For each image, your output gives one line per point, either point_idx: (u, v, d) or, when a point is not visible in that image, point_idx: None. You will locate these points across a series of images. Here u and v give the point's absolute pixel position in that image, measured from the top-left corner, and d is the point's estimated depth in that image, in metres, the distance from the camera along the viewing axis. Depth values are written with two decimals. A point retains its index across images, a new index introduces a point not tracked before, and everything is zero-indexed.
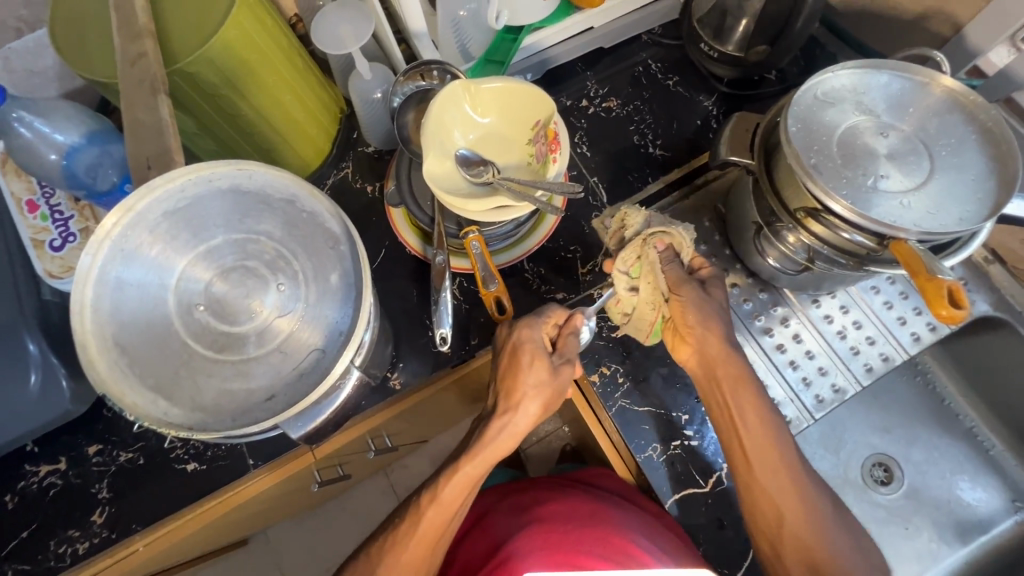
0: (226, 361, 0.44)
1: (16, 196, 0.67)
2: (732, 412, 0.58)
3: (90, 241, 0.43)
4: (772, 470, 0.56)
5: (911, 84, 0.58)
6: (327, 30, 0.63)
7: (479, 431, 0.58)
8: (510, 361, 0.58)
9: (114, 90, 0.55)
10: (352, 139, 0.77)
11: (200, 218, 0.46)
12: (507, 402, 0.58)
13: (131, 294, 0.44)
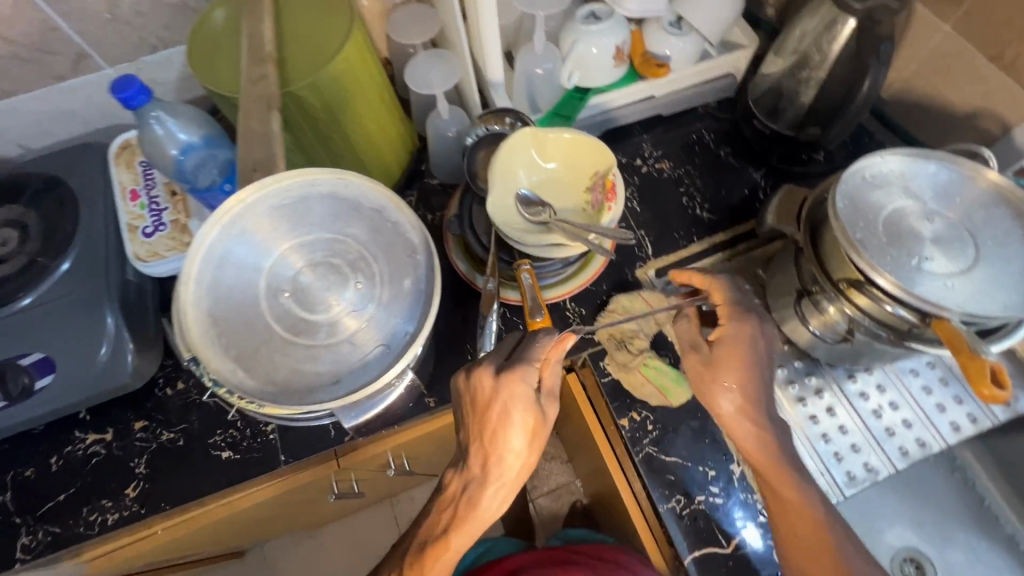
0: (302, 343, 0.49)
1: (123, 185, 0.76)
2: (793, 527, 0.54)
3: (205, 221, 0.48)
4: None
5: (959, 175, 0.61)
6: (418, 73, 0.71)
7: (462, 500, 0.52)
8: (494, 424, 0.50)
9: (231, 102, 0.63)
10: (420, 171, 0.83)
11: (302, 215, 0.51)
12: (499, 465, 0.50)
13: (231, 273, 0.49)
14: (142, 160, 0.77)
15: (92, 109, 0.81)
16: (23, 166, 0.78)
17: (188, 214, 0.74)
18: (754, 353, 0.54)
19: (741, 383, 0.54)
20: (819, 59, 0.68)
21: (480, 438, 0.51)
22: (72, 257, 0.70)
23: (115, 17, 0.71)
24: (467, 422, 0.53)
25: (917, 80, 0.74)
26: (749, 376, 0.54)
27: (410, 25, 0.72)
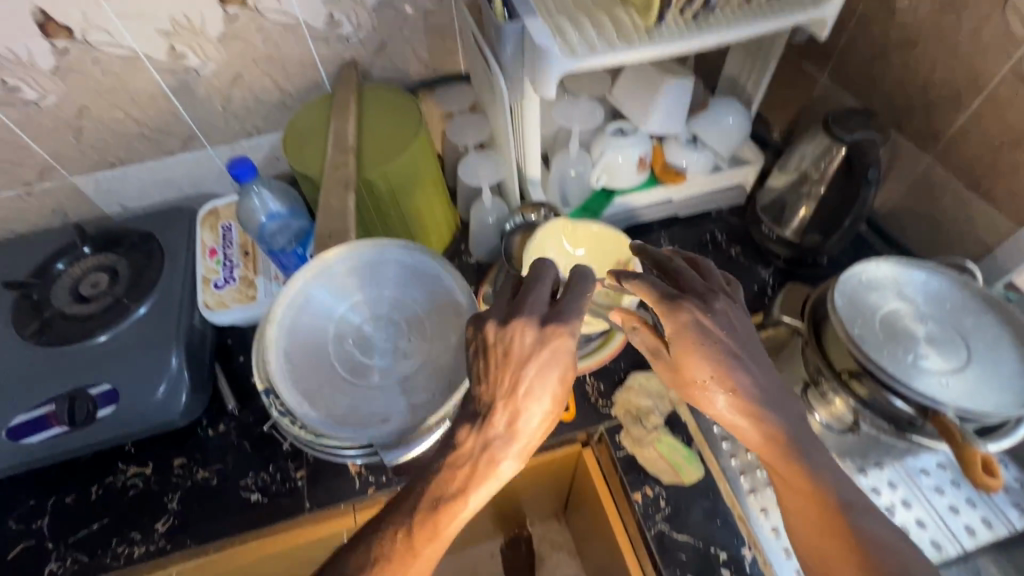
0: (359, 385, 0.59)
1: (204, 244, 0.87)
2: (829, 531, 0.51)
3: (294, 275, 0.60)
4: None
5: (948, 283, 0.67)
6: (469, 169, 0.83)
7: (489, 455, 0.49)
8: (530, 379, 0.50)
9: (311, 181, 0.75)
10: (459, 250, 0.93)
11: (373, 275, 0.63)
12: (520, 420, 0.49)
13: (309, 319, 0.61)
14: (224, 224, 0.90)
15: (187, 179, 0.95)
16: (124, 223, 0.90)
17: (256, 271, 0.85)
18: (704, 342, 0.53)
19: (711, 376, 0.53)
20: (817, 176, 0.78)
21: (513, 388, 0.50)
22: (150, 302, 0.79)
23: (226, 109, 0.87)
24: (491, 372, 0.51)
25: (908, 198, 0.83)
26: (713, 369, 0.53)
27: (464, 130, 0.86)
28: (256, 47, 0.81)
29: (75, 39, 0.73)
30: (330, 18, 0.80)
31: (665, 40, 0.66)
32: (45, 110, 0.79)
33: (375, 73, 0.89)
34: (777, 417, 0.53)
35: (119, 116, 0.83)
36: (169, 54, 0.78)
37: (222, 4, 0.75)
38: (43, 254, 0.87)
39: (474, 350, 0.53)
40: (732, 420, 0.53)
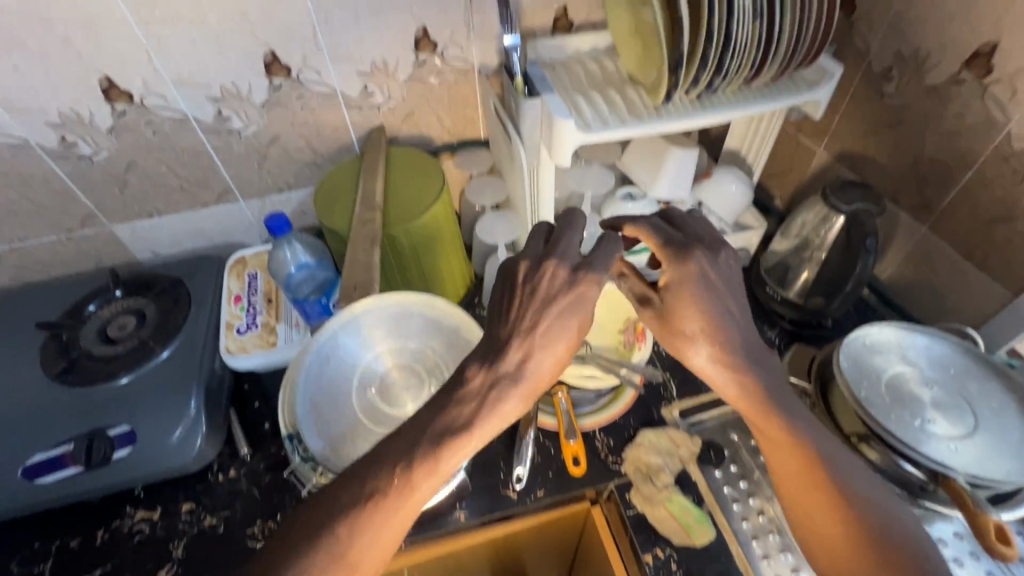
0: (377, 431, 0.64)
1: (229, 291, 0.91)
2: (811, 479, 0.54)
3: (322, 325, 0.65)
4: (869, 558, 0.51)
5: (951, 347, 0.69)
6: (485, 227, 0.88)
7: (493, 391, 0.51)
8: (551, 318, 0.53)
9: (338, 236, 0.80)
10: (473, 303, 0.96)
11: (395, 326, 0.68)
12: (533, 357, 0.52)
13: (334, 368, 0.66)
14: (250, 272, 0.94)
15: (218, 229, 1.00)
16: (155, 269, 0.95)
17: (277, 318, 0.88)
18: (705, 294, 0.57)
19: (708, 327, 0.57)
20: (819, 242, 0.82)
21: (533, 327, 0.53)
22: (174, 346, 0.82)
23: (261, 166, 0.93)
24: (510, 309, 0.54)
25: (907, 264, 0.86)
26: (712, 322, 0.57)
27: (483, 190, 0.91)
28: (295, 112, 0.87)
29: (133, 103, 0.80)
30: (364, 89, 0.87)
31: (672, 116, 0.72)
32: (96, 164, 0.86)
33: (401, 137, 0.96)
34: (760, 368, 0.57)
35: (163, 171, 0.89)
36: (215, 117, 0.85)
37: (269, 75, 0.82)
38: (76, 296, 0.91)
39: (497, 289, 0.57)
40: (729, 369, 0.57)
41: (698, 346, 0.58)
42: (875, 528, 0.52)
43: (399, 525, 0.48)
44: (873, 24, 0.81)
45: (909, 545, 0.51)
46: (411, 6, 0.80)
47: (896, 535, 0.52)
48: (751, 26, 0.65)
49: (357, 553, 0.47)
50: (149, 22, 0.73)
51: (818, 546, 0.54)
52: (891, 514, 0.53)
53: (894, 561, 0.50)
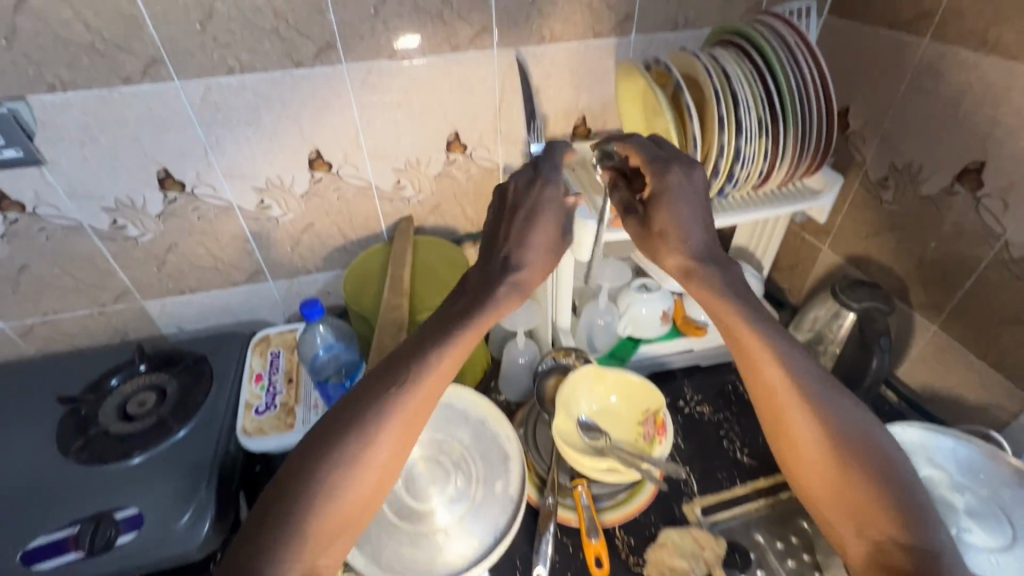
0: (406, 528, 0.63)
1: (252, 369, 0.92)
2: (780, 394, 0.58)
3: None
4: (834, 458, 0.55)
5: (981, 453, 0.68)
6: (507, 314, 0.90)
7: (490, 299, 0.58)
8: (525, 221, 0.62)
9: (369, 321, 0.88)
10: (489, 387, 0.97)
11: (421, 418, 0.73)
12: (515, 256, 0.60)
13: None
14: (273, 350, 0.96)
15: (244, 306, 1.03)
16: (179, 345, 0.97)
17: (297, 399, 0.89)
18: (681, 201, 0.62)
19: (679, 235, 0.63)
20: (833, 337, 0.86)
21: (509, 234, 0.61)
22: (192, 425, 0.82)
23: (293, 250, 0.98)
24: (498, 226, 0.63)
25: (921, 361, 0.87)
26: (682, 232, 0.63)
27: None
28: (331, 203, 0.94)
29: (184, 191, 0.86)
30: (397, 183, 0.94)
31: None
32: (140, 244, 0.91)
33: (427, 226, 1.02)
34: (725, 277, 0.62)
35: (202, 253, 0.94)
36: (257, 205, 0.91)
37: (311, 170, 0.89)
38: (100, 371, 0.93)
39: (492, 217, 0.65)
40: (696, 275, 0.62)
41: (671, 254, 0.63)
42: (845, 430, 0.55)
43: (417, 408, 0.54)
44: (866, 138, 0.88)
45: (875, 442, 0.55)
46: (446, 114, 0.88)
47: (862, 434, 0.55)
48: (758, 142, 0.71)
49: (382, 437, 0.52)
50: (211, 125, 0.81)
51: (791, 453, 0.58)
52: (860, 417, 0.57)
53: (861, 458, 0.54)
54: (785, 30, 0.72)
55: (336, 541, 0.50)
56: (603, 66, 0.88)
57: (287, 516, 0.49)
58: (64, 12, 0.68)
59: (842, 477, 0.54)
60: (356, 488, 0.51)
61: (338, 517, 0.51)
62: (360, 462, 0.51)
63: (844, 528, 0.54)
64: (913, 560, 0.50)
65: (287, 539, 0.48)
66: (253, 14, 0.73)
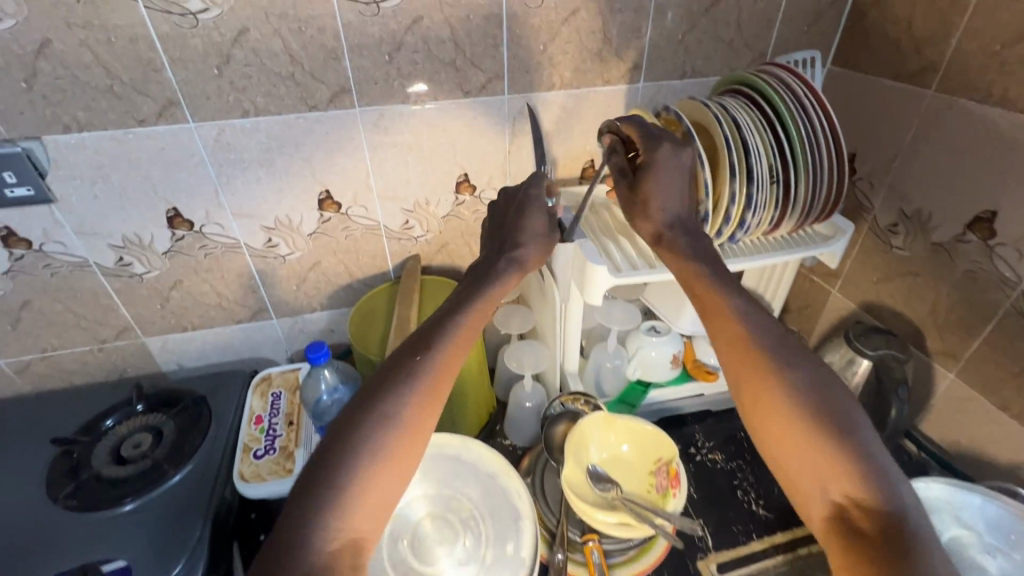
0: None
1: (252, 410, 0.90)
2: (745, 351, 0.56)
3: None
4: (795, 415, 0.52)
5: (1010, 511, 0.64)
6: (516, 357, 0.89)
7: (497, 278, 0.62)
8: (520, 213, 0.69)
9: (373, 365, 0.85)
10: (494, 430, 0.94)
11: (430, 472, 0.72)
12: (513, 241, 0.66)
13: None
14: (274, 391, 0.93)
15: (246, 344, 1.02)
16: (178, 384, 0.94)
17: (297, 442, 0.86)
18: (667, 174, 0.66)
19: (654, 203, 0.67)
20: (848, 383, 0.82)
21: (506, 224, 0.69)
22: (188, 469, 0.79)
23: (299, 288, 0.97)
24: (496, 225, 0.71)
25: (939, 410, 0.85)
26: (655, 200, 0.68)
27: (509, 319, 0.93)
28: (338, 242, 0.93)
29: (192, 230, 0.86)
30: (406, 223, 0.94)
31: None
32: (145, 282, 0.90)
33: (434, 265, 1.01)
34: (692, 241, 0.66)
35: (207, 290, 0.93)
36: (264, 244, 0.90)
37: (321, 210, 0.89)
38: (96, 410, 0.90)
39: (490, 221, 0.72)
40: (666, 239, 0.66)
41: (646, 221, 0.68)
42: (810, 387, 0.53)
43: (446, 368, 0.54)
44: (874, 185, 0.89)
45: (838, 402, 0.52)
46: (457, 156, 0.89)
47: (827, 393, 0.53)
48: (769, 190, 0.72)
49: (419, 400, 0.52)
50: (222, 165, 0.81)
51: (754, 412, 0.55)
52: (823, 380, 0.54)
53: (823, 416, 0.51)
54: (793, 81, 0.73)
55: (375, 512, 0.47)
56: (612, 112, 0.90)
57: (330, 489, 0.46)
58: (85, 57, 0.69)
59: (804, 436, 0.51)
60: (394, 449, 0.49)
61: (383, 486, 0.48)
62: (400, 430, 0.50)
63: (808, 491, 0.50)
64: (877, 526, 0.46)
65: (328, 510, 0.46)
66: (270, 59, 0.74)
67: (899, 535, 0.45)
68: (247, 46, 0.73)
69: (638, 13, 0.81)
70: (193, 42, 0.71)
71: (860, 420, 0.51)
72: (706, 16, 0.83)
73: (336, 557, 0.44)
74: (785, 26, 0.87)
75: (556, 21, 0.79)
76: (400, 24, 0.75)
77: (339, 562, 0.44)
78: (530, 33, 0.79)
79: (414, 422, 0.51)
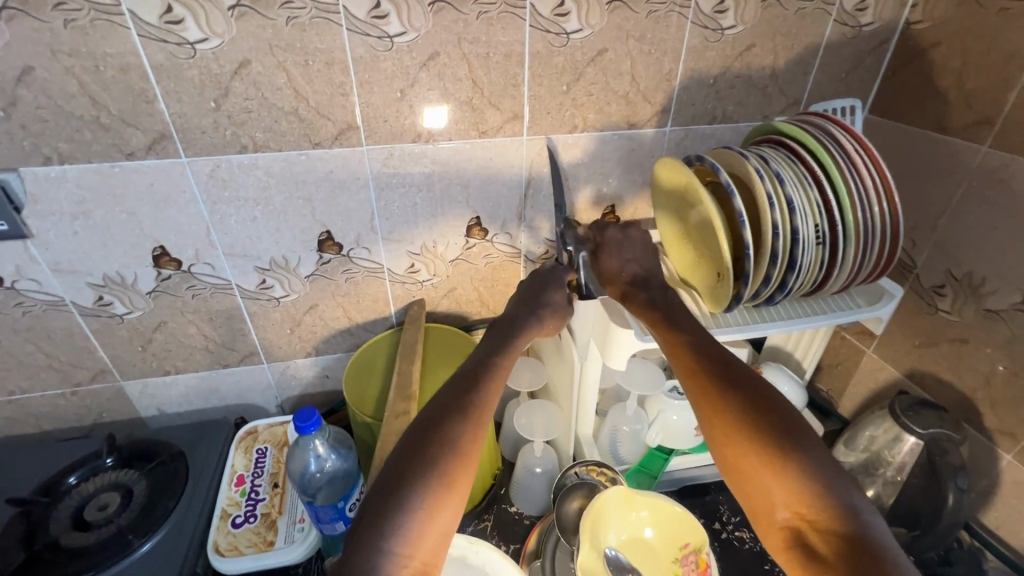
0: None
1: (234, 469, 0.83)
2: (694, 372, 0.55)
3: None
4: (743, 435, 0.50)
5: None
6: (524, 418, 0.81)
7: (530, 322, 0.63)
8: (537, 283, 0.68)
9: (369, 426, 0.78)
10: (498, 495, 0.85)
11: None
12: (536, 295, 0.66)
13: None
14: (260, 446, 0.87)
15: (232, 390, 0.94)
16: (155, 433, 0.86)
17: (280, 509, 0.78)
18: (617, 247, 0.69)
19: (614, 265, 0.68)
20: (889, 460, 0.76)
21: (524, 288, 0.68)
22: (157, 537, 0.71)
23: (293, 331, 0.89)
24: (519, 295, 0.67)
25: (994, 493, 0.77)
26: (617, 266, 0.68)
27: (518, 373, 0.86)
28: (338, 285, 0.86)
29: (180, 269, 0.79)
30: (411, 266, 0.87)
31: (729, 325, 0.71)
32: (126, 323, 0.83)
33: (440, 310, 0.94)
34: (657, 286, 0.65)
35: (194, 333, 0.86)
36: (257, 285, 0.84)
37: (320, 250, 0.82)
38: (62, 462, 0.82)
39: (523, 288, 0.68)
40: (629, 293, 0.65)
41: (613, 282, 0.67)
42: (756, 403, 0.51)
43: (494, 392, 0.55)
44: (917, 242, 0.83)
45: (787, 416, 0.50)
46: (469, 198, 0.83)
47: (778, 410, 0.50)
48: (814, 252, 0.66)
49: (477, 421, 0.51)
50: (216, 202, 0.75)
51: (707, 433, 0.53)
52: (768, 393, 0.52)
53: (770, 434, 0.49)
54: (842, 134, 0.67)
55: (442, 534, 0.46)
56: (637, 156, 0.84)
57: (398, 514, 0.45)
58: (70, 86, 0.63)
59: (753, 457, 0.49)
60: (458, 468, 0.48)
61: (450, 508, 0.47)
62: (464, 455, 0.49)
63: (763, 514, 0.48)
64: (833, 549, 0.44)
65: (397, 534, 0.44)
66: (272, 93, 0.68)
67: (857, 558, 0.42)
68: (248, 79, 0.67)
69: (668, 55, 0.76)
70: (189, 74, 0.65)
71: (811, 433, 0.49)
72: (739, 60, 0.78)
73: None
74: (822, 72, 0.82)
75: (581, 61, 0.74)
76: (415, 60, 0.70)
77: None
78: (554, 72, 0.74)
79: (476, 444, 0.50)
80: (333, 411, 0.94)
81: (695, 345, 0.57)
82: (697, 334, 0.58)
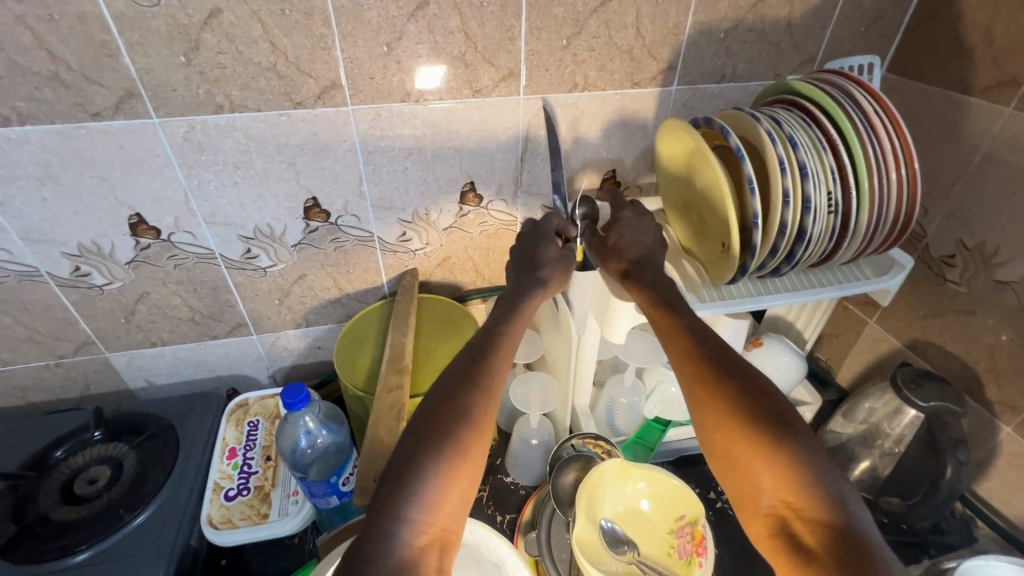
0: None
1: (225, 442, 0.82)
2: (689, 356, 0.53)
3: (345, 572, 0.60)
4: (734, 418, 0.48)
5: None
6: (521, 390, 0.80)
7: (535, 291, 0.60)
8: (536, 246, 0.65)
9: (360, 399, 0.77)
10: (494, 466, 0.85)
11: None
12: (533, 264, 0.63)
13: None
14: (251, 419, 0.85)
15: (221, 362, 0.92)
16: (144, 406, 0.84)
17: (273, 482, 0.78)
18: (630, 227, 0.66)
19: (621, 242, 0.65)
20: (888, 432, 0.76)
21: (522, 250, 0.66)
22: (151, 509, 0.70)
23: (281, 302, 0.87)
24: (519, 259, 0.65)
25: (991, 463, 0.77)
26: (625, 244, 0.65)
27: None
28: (326, 254, 0.83)
29: (159, 238, 0.76)
30: (403, 235, 0.84)
31: (733, 297, 0.69)
32: (107, 293, 0.79)
33: (434, 280, 0.91)
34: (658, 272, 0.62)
35: (177, 303, 0.83)
36: (242, 255, 0.80)
37: (306, 218, 0.78)
38: (48, 435, 0.80)
39: (519, 248, 0.67)
40: (632, 273, 0.62)
41: (613, 258, 0.64)
42: (752, 387, 0.50)
43: (502, 366, 0.53)
44: (929, 210, 0.80)
45: (779, 399, 0.49)
46: (462, 163, 0.78)
47: (771, 397, 0.49)
48: (825, 222, 0.63)
49: (489, 394, 0.50)
50: (192, 167, 0.70)
51: (697, 418, 0.51)
52: (763, 380, 0.50)
53: (764, 419, 0.47)
54: (860, 94, 0.63)
55: (459, 505, 0.45)
56: (639, 118, 0.79)
57: (418, 483, 0.43)
58: (23, 37, 0.58)
59: (744, 442, 0.47)
60: (473, 439, 0.47)
61: (465, 479, 0.45)
62: (479, 427, 0.48)
63: (749, 502, 0.47)
64: (820, 538, 0.42)
65: (414, 504, 0.43)
66: (247, 46, 0.63)
67: (845, 546, 0.41)
68: (219, 30, 0.62)
69: (676, 6, 0.70)
70: (154, 24, 0.60)
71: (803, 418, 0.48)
72: (752, 11, 0.73)
73: (424, 553, 0.41)
74: (841, 26, 0.77)
75: (582, 11, 0.68)
76: (402, 10, 0.64)
77: (428, 558, 0.41)
78: (552, 24, 0.69)
79: (489, 419, 0.49)
80: (325, 382, 0.92)
81: (693, 329, 0.55)
82: (696, 319, 0.56)
